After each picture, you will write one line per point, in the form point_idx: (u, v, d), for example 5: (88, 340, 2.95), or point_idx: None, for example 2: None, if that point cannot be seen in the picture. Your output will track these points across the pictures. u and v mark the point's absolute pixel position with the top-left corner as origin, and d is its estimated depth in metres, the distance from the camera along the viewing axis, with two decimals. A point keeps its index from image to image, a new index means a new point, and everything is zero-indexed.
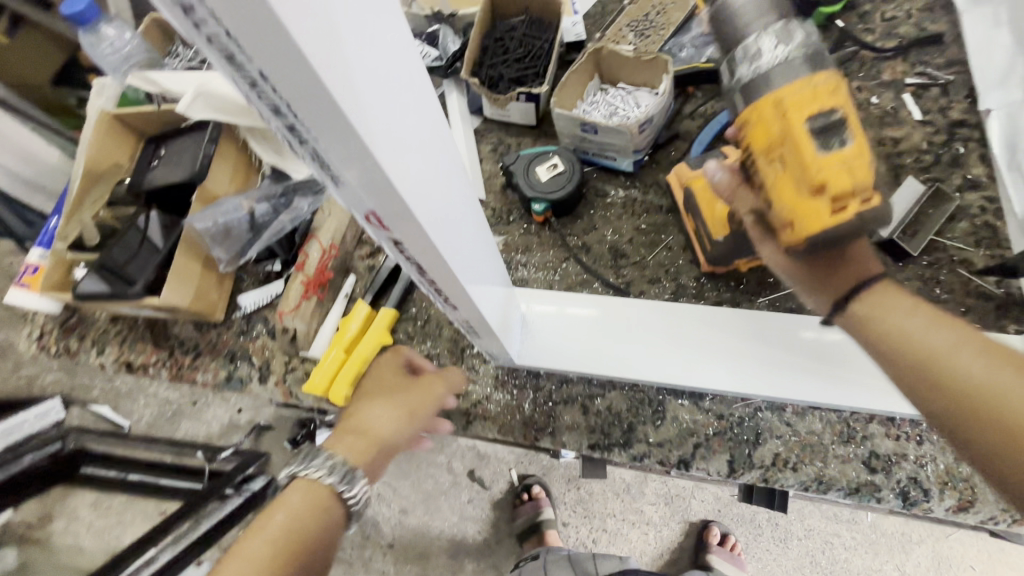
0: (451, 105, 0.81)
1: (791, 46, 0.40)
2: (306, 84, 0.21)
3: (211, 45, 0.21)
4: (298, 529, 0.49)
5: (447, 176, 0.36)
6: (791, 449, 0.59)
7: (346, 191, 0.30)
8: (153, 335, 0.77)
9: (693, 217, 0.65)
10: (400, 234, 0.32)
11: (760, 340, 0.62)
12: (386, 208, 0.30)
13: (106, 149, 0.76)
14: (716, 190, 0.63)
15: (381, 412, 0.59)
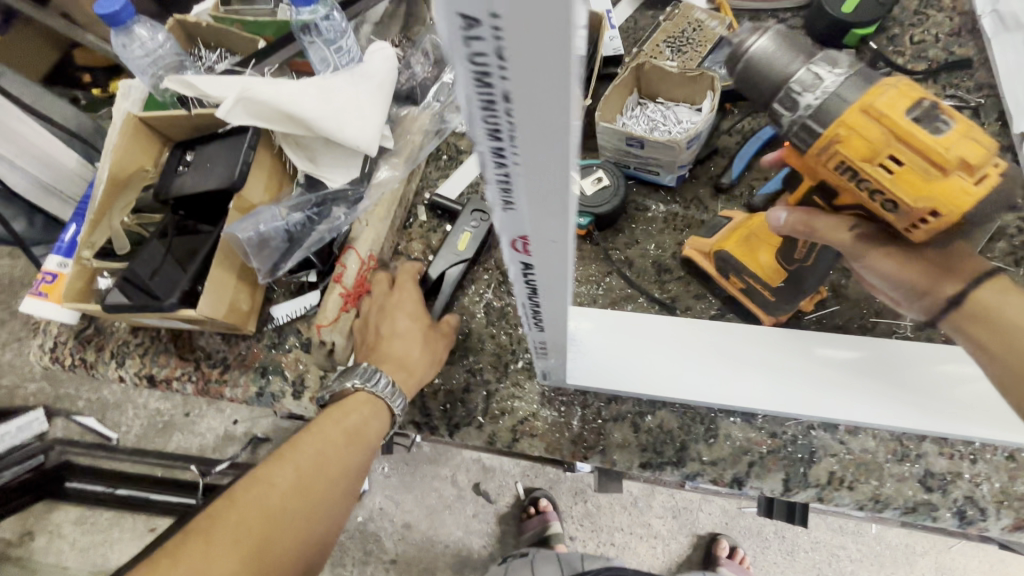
0: None
1: (842, 69, 0.42)
2: (556, 115, 0.20)
3: (460, 66, 0.19)
4: (354, 429, 0.62)
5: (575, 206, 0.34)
6: (846, 468, 0.59)
7: (503, 217, 0.27)
8: (177, 347, 0.74)
9: (734, 272, 0.66)
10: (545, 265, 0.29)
11: (811, 359, 0.63)
12: (547, 239, 0.27)
13: (131, 153, 0.73)
14: (753, 243, 0.65)
15: (400, 327, 0.66)
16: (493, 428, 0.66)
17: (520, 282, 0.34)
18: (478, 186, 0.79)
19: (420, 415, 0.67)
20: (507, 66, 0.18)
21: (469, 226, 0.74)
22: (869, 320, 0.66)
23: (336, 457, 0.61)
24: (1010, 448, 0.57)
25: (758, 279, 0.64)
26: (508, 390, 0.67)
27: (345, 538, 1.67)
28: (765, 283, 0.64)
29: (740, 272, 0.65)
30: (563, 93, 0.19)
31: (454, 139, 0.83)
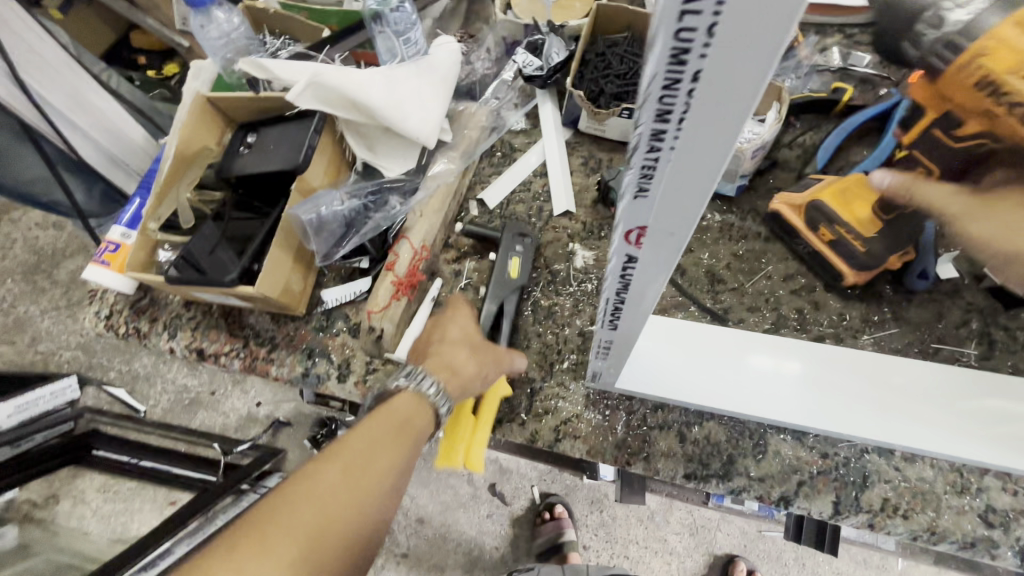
0: (544, 118, 0.82)
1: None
2: (739, 94, 0.21)
3: (660, 47, 0.20)
4: (406, 424, 0.56)
5: None
6: (901, 495, 0.57)
7: (628, 208, 0.29)
8: (227, 323, 0.75)
9: (825, 221, 0.65)
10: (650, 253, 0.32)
11: (867, 380, 0.61)
12: (666, 229, 0.29)
13: (197, 132, 0.75)
14: (848, 198, 0.64)
15: (461, 352, 0.61)
16: (536, 426, 0.65)
17: (614, 275, 0.36)
18: (530, 184, 0.80)
19: None
20: (711, 45, 0.19)
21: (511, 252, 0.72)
22: (931, 345, 0.64)
23: (384, 453, 0.52)
24: None
25: (851, 228, 0.64)
26: (553, 389, 0.67)
27: None
28: (859, 233, 0.63)
29: (832, 222, 0.64)
30: (756, 75, 0.20)
31: (509, 136, 0.83)
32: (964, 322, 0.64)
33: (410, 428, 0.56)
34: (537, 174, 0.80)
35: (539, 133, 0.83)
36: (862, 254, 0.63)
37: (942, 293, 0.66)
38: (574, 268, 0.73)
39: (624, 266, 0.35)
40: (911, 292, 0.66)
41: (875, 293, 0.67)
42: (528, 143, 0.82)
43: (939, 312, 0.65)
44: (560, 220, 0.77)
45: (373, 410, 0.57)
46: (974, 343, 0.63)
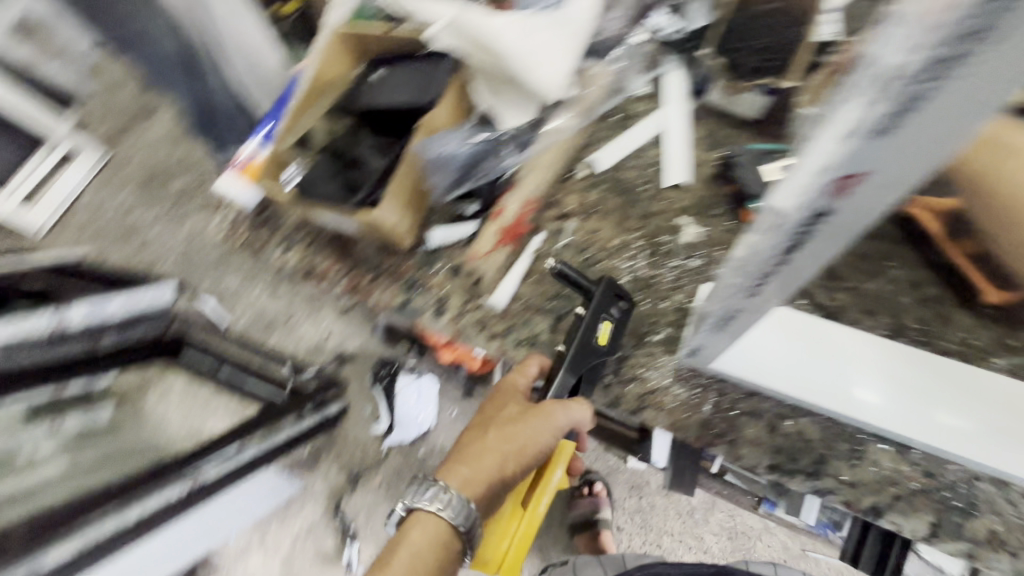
0: (670, 85, 0.79)
1: None
2: None
3: None
4: (437, 540, 0.62)
5: None
6: (1011, 531, 0.53)
7: (847, 161, 0.27)
8: (337, 247, 0.79)
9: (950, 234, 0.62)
10: (848, 200, 0.30)
11: (999, 407, 0.56)
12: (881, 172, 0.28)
13: (333, 60, 0.78)
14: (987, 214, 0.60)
15: (489, 439, 0.65)
16: (620, 391, 0.66)
17: (781, 237, 0.34)
18: (646, 151, 0.78)
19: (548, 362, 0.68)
20: None
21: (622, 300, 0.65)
22: None
23: (421, 559, 0.61)
24: None
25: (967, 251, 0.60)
26: (642, 359, 0.66)
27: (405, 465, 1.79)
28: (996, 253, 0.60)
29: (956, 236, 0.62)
30: None
31: (630, 100, 0.81)
32: None
33: (440, 528, 0.62)
34: (655, 142, 0.78)
35: (662, 100, 0.80)
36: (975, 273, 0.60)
37: None
38: (681, 242, 0.72)
39: (804, 224, 0.33)
40: None
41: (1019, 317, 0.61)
42: (649, 109, 0.80)
43: None
44: (671, 193, 0.75)
45: (411, 517, 0.64)
46: None
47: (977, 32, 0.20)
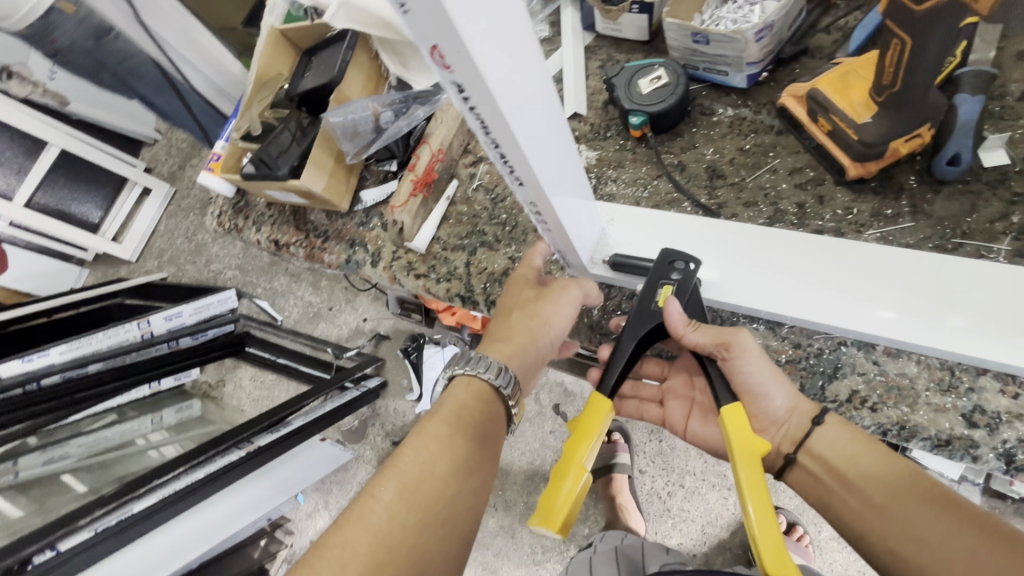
0: (565, 23, 0.83)
1: None
2: None
3: None
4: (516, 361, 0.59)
5: (513, 40, 0.35)
6: (873, 389, 0.55)
7: (411, 28, 0.30)
8: (295, 220, 0.92)
9: (823, 111, 0.60)
10: (463, 79, 0.32)
11: (860, 273, 0.56)
12: (451, 48, 0.30)
13: (273, 61, 0.90)
14: (849, 81, 0.59)
15: (538, 312, 0.60)
16: None
17: (469, 117, 0.38)
18: None
19: (464, 290, 0.76)
20: None
21: (680, 275, 0.59)
22: (952, 241, 0.57)
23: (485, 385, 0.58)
24: None
25: (843, 118, 0.58)
26: None
27: None
28: (851, 120, 0.57)
29: (829, 111, 0.59)
30: None
31: None
32: (1003, 216, 0.56)
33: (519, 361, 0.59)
34: (555, 80, 0.82)
35: (560, 39, 0.83)
36: (852, 140, 0.57)
37: (981, 184, 0.57)
38: None
39: (462, 99, 0.35)
40: (939, 183, 0.59)
41: (894, 186, 0.60)
42: (550, 50, 0.84)
43: (972, 205, 0.57)
44: (569, 122, 0.79)
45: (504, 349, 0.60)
46: (1009, 239, 0.55)
47: None
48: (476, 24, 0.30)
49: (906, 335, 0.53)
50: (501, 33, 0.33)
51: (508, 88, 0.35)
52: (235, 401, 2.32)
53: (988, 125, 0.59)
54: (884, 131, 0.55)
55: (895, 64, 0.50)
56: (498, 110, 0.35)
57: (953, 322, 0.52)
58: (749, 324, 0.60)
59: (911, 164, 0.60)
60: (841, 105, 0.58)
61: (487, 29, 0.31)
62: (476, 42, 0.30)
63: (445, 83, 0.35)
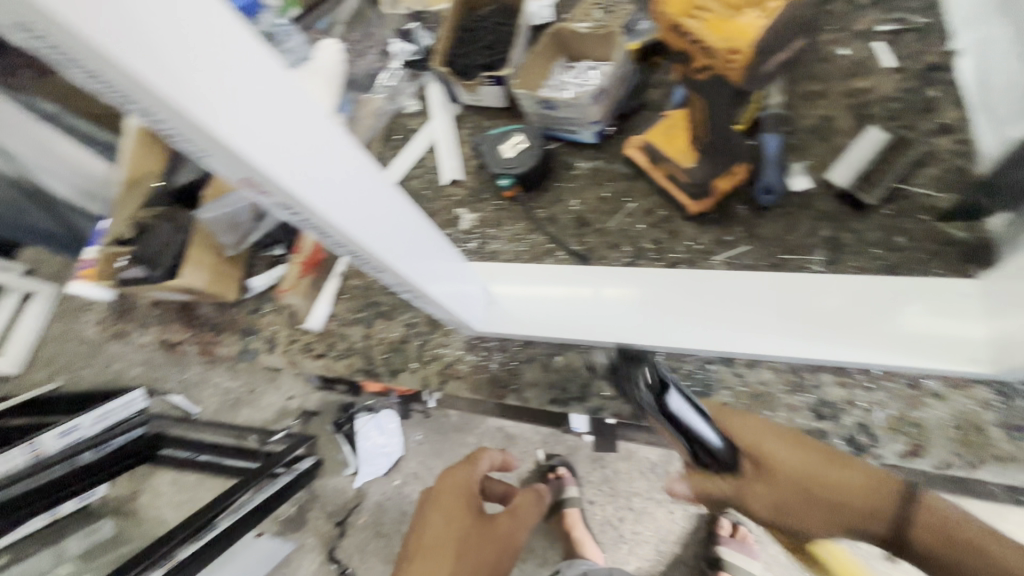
0: (431, 97, 0.88)
1: (608, 391, 0.66)
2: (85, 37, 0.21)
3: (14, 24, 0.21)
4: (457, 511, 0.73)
5: (340, 156, 0.37)
6: (738, 399, 0.61)
7: (220, 166, 0.31)
8: (184, 316, 0.89)
9: (655, 161, 0.68)
10: (284, 201, 0.34)
11: (713, 298, 0.63)
12: (264, 181, 0.31)
13: (141, 159, 0.88)
14: (673, 133, 0.68)
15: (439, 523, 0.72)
16: (424, 371, 0.73)
17: (304, 223, 0.39)
18: (424, 160, 0.85)
19: (366, 364, 0.76)
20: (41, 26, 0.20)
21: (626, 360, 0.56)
22: (780, 257, 0.65)
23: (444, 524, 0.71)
24: (911, 375, 0.56)
25: (671, 167, 0.67)
26: (439, 339, 0.74)
27: (385, 499, 1.81)
28: (679, 166, 0.66)
29: (659, 160, 0.68)
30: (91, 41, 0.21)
31: (404, 118, 0.89)
32: (814, 231, 0.65)
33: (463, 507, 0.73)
34: (430, 150, 0.86)
35: (430, 112, 0.88)
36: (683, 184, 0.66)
37: (794, 207, 0.67)
38: (458, 230, 0.80)
39: (292, 212, 0.37)
40: (762, 209, 0.68)
41: (729, 216, 0.69)
42: (422, 122, 0.88)
43: (790, 224, 0.66)
44: (448, 188, 0.83)
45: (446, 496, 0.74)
46: (822, 250, 0.64)
47: (105, 81, 0.24)
48: (285, 159, 0.32)
49: (756, 347, 0.60)
50: (325, 156, 0.35)
51: (339, 202, 0.38)
52: (154, 511, 2.09)
53: (792, 156, 0.69)
54: (705, 172, 0.65)
55: (699, 120, 0.60)
56: (331, 222, 0.37)
57: (798, 328, 0.59)
58: (628, 356, 0.66)
59: (738, 195, 0.69)
60: (668, 155, 0.67)
61: (300, 156, 0.33)
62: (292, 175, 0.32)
63: (272, 202, 0.36)
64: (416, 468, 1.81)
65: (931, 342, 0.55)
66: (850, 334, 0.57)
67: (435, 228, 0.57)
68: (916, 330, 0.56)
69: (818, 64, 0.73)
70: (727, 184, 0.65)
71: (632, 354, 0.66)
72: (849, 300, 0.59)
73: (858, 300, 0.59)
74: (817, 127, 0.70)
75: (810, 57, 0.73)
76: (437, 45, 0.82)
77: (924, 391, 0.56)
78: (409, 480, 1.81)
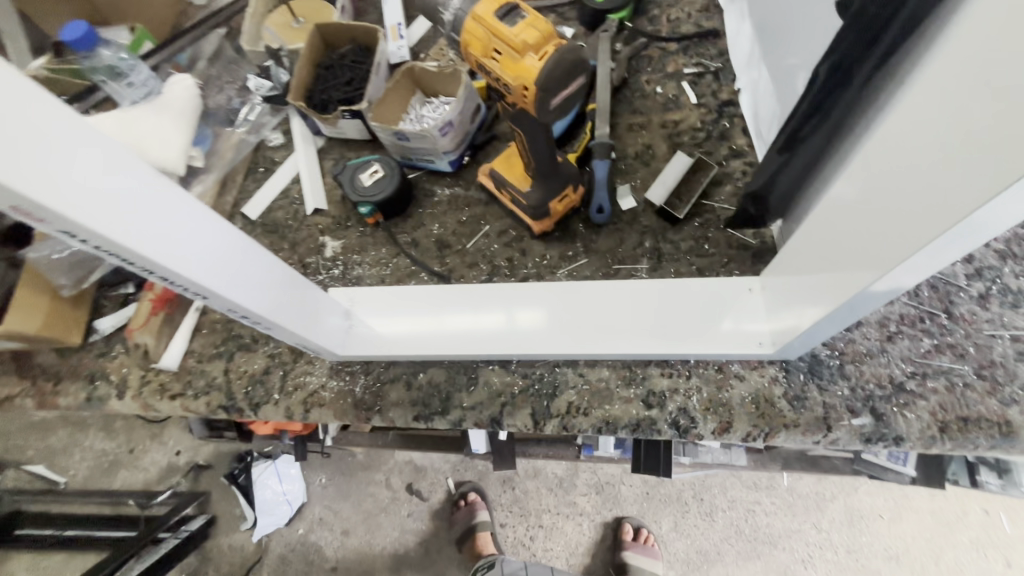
0: (295, 130, 0.89)
1: (468, 402, 0.68)
2: None
3: None
4: None
5: (134, 182, 0.36)
6: (582, 397, 0.66)
7: None
8: (16, 366, 0.81)
9: (501, 186, 0.75)
10: (59, 227, 0.33)
11: (556, 307, 0.69)
12: (24, 204, 0.30)
13: None
14: (515, 161, 0.75)
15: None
16: (288, 401, 0.72)
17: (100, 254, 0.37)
18: (288, 192, 0.86)
19: (226, 399, 0.74)
20: None
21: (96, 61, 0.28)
22: (613, 267, 0.74)
23: None
24: (718, 361, 0.65)
25: (513, 191, 0.74)
26: (303, 367, 0.74)
27: (286, 552, 1.68)
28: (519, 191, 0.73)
29: (503, 186, 0.75)
30: None
31: (268, 151, 0.90)
32: (640, 244, 0.74)
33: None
34: (294, 181, 0.87)
35: (294, 145, 0.90)
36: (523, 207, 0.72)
37: (623, 223, 0.76)
38: (323, 258, 0.81)
39: (78, 241, 0.35)
40: (597, 226, 0.76)
41: (570, 233, 0.76)
42: (286, 155, 0.89)
43: (621, 238, 0.75)
44: (313, 218, 0.84)
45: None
46: (646, 259, 0.73)
47: None
48: (46, 180, 0.31)
49: (594, 348, 0.66)
50: (108, 181, 0.35)
51: (126, 222, 0.36)
52: None
53: (620, 179, 0.79)
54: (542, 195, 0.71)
55: (526, 149, 0.67)
56: (116, 244, 0.35)
57: (628, 329, 0.66)
58: (485, 367, 0.70)
59: (577, 215, 0.77)
60: (510, 181, 0.74)
61: (70, 179, 0.32)
62: (42, 191, 0.30)
63: (52, 232, 0.34)
64: (321, 513, 1.71)
65: (731, 332, 0.64)
66: (668, 330, 0.65)
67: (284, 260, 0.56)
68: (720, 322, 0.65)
69: (638, 100, 0.84)
70: (562, 206, 0.73)
71: (488, 365, 0.70)
72: (667, 301, 0.67)
73: (675, 300, 0.67)
74: (640, 153, 0.80)
75: (632, 94, 0.85)
76: (294, 81, 0.85)
77: (729, 374, 0.65)
78: (313, 528, 1.71)
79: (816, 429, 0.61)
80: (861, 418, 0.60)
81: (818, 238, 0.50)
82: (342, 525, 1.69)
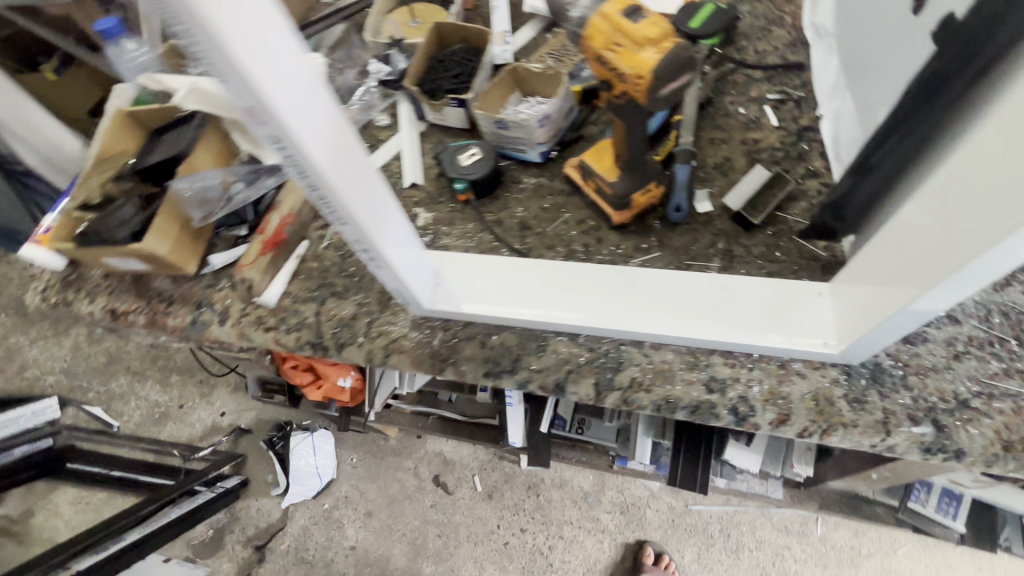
0: (401, 113, 0.99)
1: (535, 366, 0.74)
2: None
3: None
4: None
5: (324, 111, 0.45)
6: (646, 374, 0.70)
7: (229, 91, 0.38)
8: (136, 288, 0.91)
9: (588, 177, 0.82)
10: (275, 131, 0.41)
11: (628, 290, 0.74)
12: (261, 106, 0.38)
13: (118, 138, 0.93)
14: (603, 155, 0.82)
15: None
16: (370, 345, 0.79)
17: (287, 164, 0.45)
18: (390, 165, 0.95)
19: (315, 337, 0.81)
20: None
21: None
22: (685, 263, 0.78)
23: None
24: (781, 358, 0.68)
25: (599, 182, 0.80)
26: (386, 318, 0.81)
27: (311, 523, 1.73)
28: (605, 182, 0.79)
29: (590, 176, 0.81)
30: None
31: (375, 129, 1.00)
32: (712, 244, 0.79)
33: None
34: (396, 157, 0.96)
35: (399, 126, 0.99)
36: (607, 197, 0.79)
37: (698, 224, 0.81)
38: (415, 226, 0.89)
39: (279, 147, 0.43)
40: (673, 224, 0.81)
41: (646, 228, 0.82)
42: (391, 134, 0.99)
43: (694, 238, 0.80)
44: (409, 191, 0.92)
45: None
46: (718, 259, 0.78)
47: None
48: (279, 91, 0.39)
49: (660, 330, 0.70)
50: (311, 104, 0.43)
51: (315, 140, 0.44)
52: (47, 534, 1.89)
53: (698, 185, 0.84)
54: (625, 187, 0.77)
55: (619, 141, 0.73)
56: (306, 154, 0.43)
57: (696, 317, 0.70)
58: (555, 336, 0.75)
59: (654, 212, 0.82)
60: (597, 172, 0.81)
61: (293, 96, 0.40)
62: (275, 99, 0.39)
63: (264, 136, 0.42)
64: (348, 491, 1.75)
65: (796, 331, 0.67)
66: (734, 322, 0.69)
67: (401, 209, 0.64)
68: (786, 321, 0.68)
69: (722, 118, 0.90)
70: (643, 200, 0.79)
71: (558, 336, 0.75)
72: (735, 296, 0.71)
73: (744, 297, 0.71)
74: (719, 165, 0.86)
75: (715, 112, 0.91)
76: (410, 68, 0.95)
77: (790, 371, 0.67)
78: (339, 504, 1.75)
79: (874, 432, 0.63)
80: (922, 427, 0.62)
81: (890, 245, 0.54)
82: (367, 505, 1.73)
